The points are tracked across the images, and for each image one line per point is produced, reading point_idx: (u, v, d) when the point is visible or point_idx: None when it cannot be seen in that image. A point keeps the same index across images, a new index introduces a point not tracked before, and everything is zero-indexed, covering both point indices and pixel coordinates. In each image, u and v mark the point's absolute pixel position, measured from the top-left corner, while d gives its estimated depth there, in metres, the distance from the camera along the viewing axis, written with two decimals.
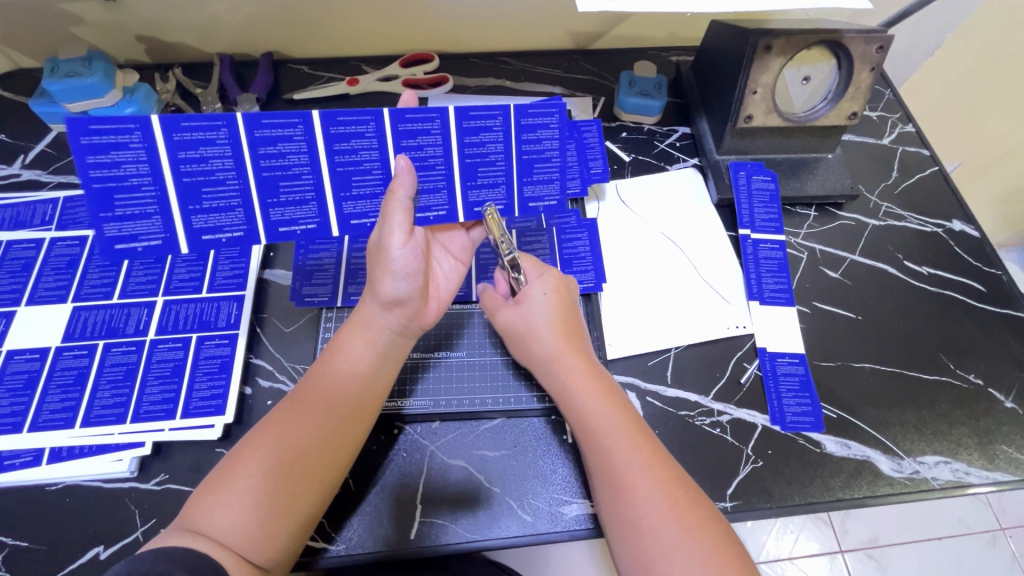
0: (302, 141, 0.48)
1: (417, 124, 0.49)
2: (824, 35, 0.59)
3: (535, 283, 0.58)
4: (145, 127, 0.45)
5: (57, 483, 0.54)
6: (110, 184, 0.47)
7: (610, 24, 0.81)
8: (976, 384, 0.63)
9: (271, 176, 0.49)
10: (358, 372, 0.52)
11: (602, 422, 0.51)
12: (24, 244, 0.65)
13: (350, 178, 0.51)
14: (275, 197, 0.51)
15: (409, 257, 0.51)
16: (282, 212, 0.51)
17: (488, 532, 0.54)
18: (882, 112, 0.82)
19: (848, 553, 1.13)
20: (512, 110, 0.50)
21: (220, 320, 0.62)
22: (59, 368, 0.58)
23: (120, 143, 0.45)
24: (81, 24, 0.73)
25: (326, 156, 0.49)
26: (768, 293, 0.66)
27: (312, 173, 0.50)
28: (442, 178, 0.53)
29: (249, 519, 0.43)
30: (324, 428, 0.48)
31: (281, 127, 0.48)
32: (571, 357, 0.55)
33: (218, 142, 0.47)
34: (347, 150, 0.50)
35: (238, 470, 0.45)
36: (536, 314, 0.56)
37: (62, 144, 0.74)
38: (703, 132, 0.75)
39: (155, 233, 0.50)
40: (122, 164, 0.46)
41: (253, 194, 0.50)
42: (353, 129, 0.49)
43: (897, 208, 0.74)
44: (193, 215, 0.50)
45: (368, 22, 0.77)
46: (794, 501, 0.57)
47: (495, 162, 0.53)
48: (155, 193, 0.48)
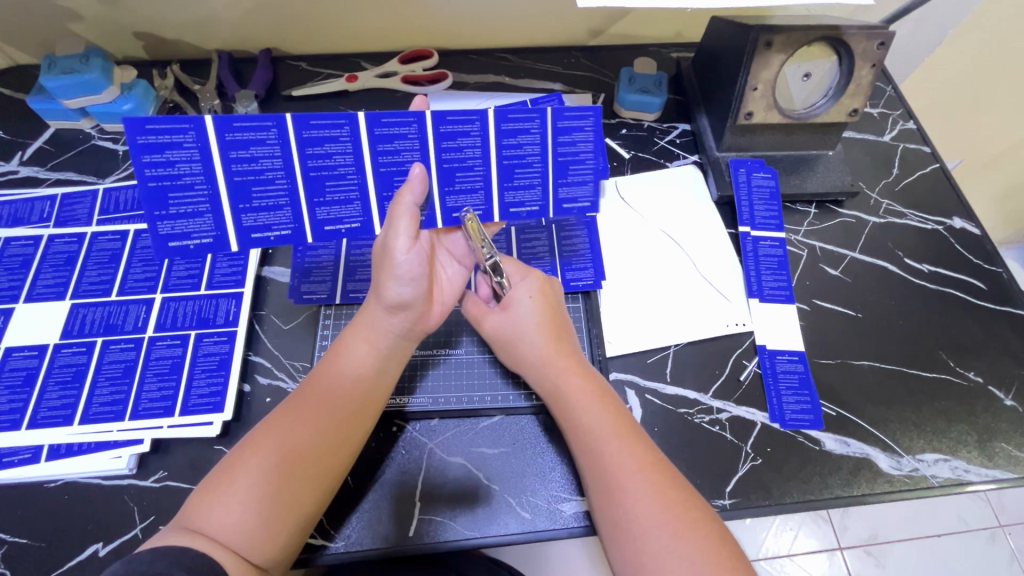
0: (348, 142, 0.49)
1: (457, 126, 0.51)
2: (825, 31, 0.59)
3: (518, 286, 0.57)
4: (200, 127, 0.46)
5: (56, 480, 0.54)
6: (166, 183, 0.48)
7: (610, 20, 0.81)
8: (976, 382, 0.63)
9: (317, 176, 0.50)
10: (361, 373, 0.52)
11: (595, 423, 0.50)
12: (22, 241, 0.65)
13: (392, 178, 0.52)
14: (321, 197, 0.51)
15: (415, 262, 0.50)
16: (328, 211, 0.52)
17: (486, 530, 0.54)
18: (883, 109, 0.81)
19: (847, 550, 1.13)
20: (550, 113, 0.51)
21: (219, 317, 0.61)
22: (57, 365, 0.58)
23: (175, 143, 0.46)
24: (79, 20, 0.73)
25: (370, 158, 0.51)
26: (768, 290, 0.66)
27: (357, 173, 0.51)
28: (479, 179, 0.54)
29: (248, 519, 0.43)
30: (327, 429, 0.48)
31: (328, 128, 0.48)
32: (562, 359, 0.54)
33: (268, 142, 0.48)
34: (390, 151, 0.51)
35: (237, 470, 0.45)
36: (523, 321, 0.56)
37: (60, 141, 0.73)
38: (703, 129, 0.74)
39: (205, 231, 0.51)
40: (177, 163, 0.47)
41: (300, 193, 0.51)
42: (396, 131, 0.50)
43: (898, 205, 0.74)
44: (243, 214, 0.51)
45: (367, 19, 0.77)
46: (793, 499, 0.57)
47: (531, 164, 0.54)
48: (207, 192, 0.49)
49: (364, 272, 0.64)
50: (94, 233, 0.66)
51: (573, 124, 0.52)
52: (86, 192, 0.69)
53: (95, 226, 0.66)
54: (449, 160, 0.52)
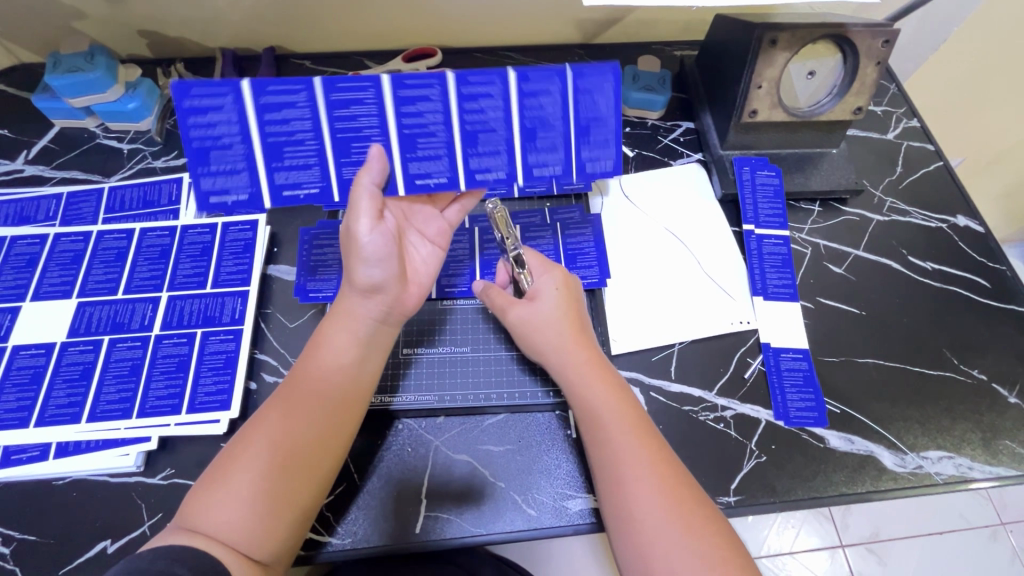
0: (373, 104, 0.51)
1: (417, 90, 0.50)
2: (829, 29, 0.59)
3: (542, 279, 0.59)
4: (237, 92, 0.48)
5: (64, 478, 0.54)
6: (207, 143, 0.50)
7: (614, 19, 0.81)
8: (980, 379, 0.63)
9: (345, 137, 0.52)
10: (342, 363, 0.52)
11: (610, 415, 0.51)
12: (28, 239, 0.65)
13: (415, 140, 0.53)
14: (348, 156, 0.52)
15: (379, 243, 0.50)
16: (353, 171, 0.53)
17: (492, 527, 0.55)
18: (887, 107, 0.81)
19: (848, 548, 1.13)
20: (511, 76, 0.51)
21: (224, 315, 0.62)
22: (64, 363, 0.58)
23: (215, 106, 0.49)
24: (83, 19, 0.73)
25: (394, 119, 0.51)
26: (772, 288, 0.66)
27: (383, 132, 0.52)
28: (442, 145, 0.53)
29: (244, 516, 0.44)
30: (308, 419, 0.48)
31: (353, 91, 0.50)
32: (579, 350, 0.55)
33: (299, 105, 0.50)
34: (413, 113, 0.51)
35: (231, 467, 0.45)
36: (548, 311, 0.57)
37: (65, 139, 0.74)
38: (707, 127, 0.74)
39: (242, 188, 0.52)
40: (217, 125, 0.49)
41: (329, 153, 0.52)
42: (419, 93, 0.51)
43: (901, 203, 0.74)
44: (276, 171, 0.52)
45: (371, 17, 0.77)
46: (797, 496, 0.57)
47: (496, 129, 0.53)
48: (244, 150, 0.51)
49: None
50: (99, 232, 0.66)
51: (592, 84, 0.52)
52: (92, 191, 0.69)
53: (101, 225, 0.67)
54: (471, 121, 0.52)
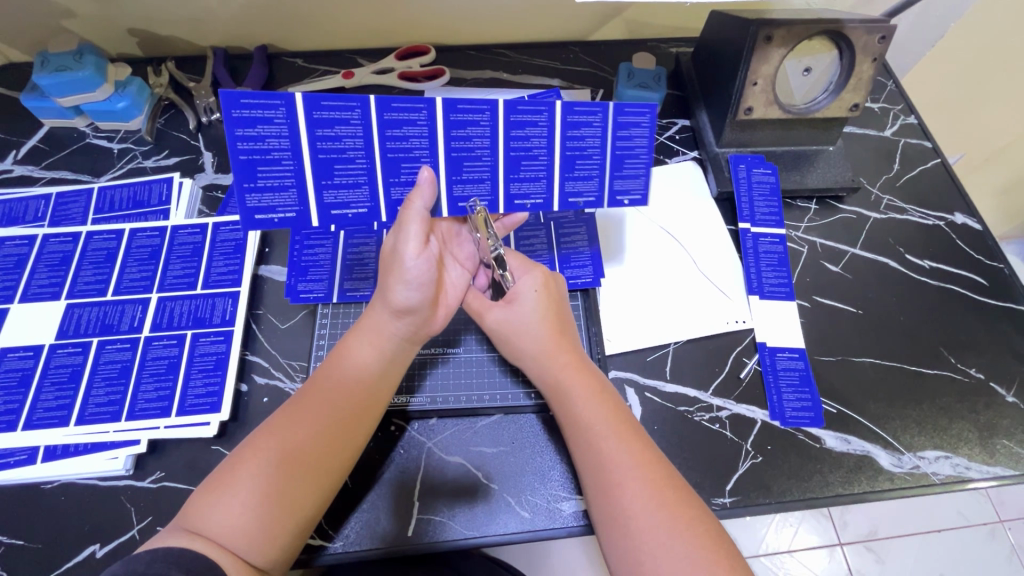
0: (425, 125, 0.50)
1: (467, 114, 0.50)
2: (825, 25, 0.58)
3: (522, 279, 0.57)
4: (290, 104, 0.46)
5: (52, 482, 0.54)
6: (255, 157, 0.48)
7: (609, 16, 0.80)
8: (977, 379, 0.62)
9: (395, 157, 0.51)
10: (367, 376, 0.51)
11: (594, 419, 0.50)
12: (17, 240, 0.64)
13: (461, 163, 0.52)
14: (397, 177, 0.52)
15: (423, 268, 0.51)
16: (401, 190, 0.53)
17: (486, 529, 0.54)
18: (884, 104, 0.81)
19: (847, 546, 1.13)
20: (558, 107, 0.51)
21: (215, 316, 0.61)
22: (53, 365, 0.58)
23: (266, 118, 0.47)
24: (72, 17, 0.72)
25: (443, 141, 0.51)
26: (768, 287, 0.66)
27: (434, 152, 0.51)
28: (486, 169, 0.53)
29: (248, 521, 0.43)
30: (334, 433, 0.48)
31: (406, 112, 0.49)
32: (561, 354, 0.54)
33: (352, 122, 0.48)
34: (462, 137, 0.51)
35: (240, 470, 0.45)
36: (526, 315, 0.55)
37: (54, 139, 0.73)
38: (703, 125, 0.73)
39: (289, 206, 0.51)
40: (267, 138, 0.47)
41: (378, 173, 0.51)
42: (469, 118, 0.50)
43: (898, 201, 0.73)
44: (325, 190, 0.51)
45: (362, 15, 0.76)
46: (793, 497, 0.56)
47: (537, 156, 0.53)
48: (293, 167, 0.49)
49: (361, 271, 0.63)
50: (89, 232, 0.65)
51: (633, 117, 0.52)
52: (81, 191, 0.68)
53: (90, 226, 0.66)
54: (516, 148, 0.52)
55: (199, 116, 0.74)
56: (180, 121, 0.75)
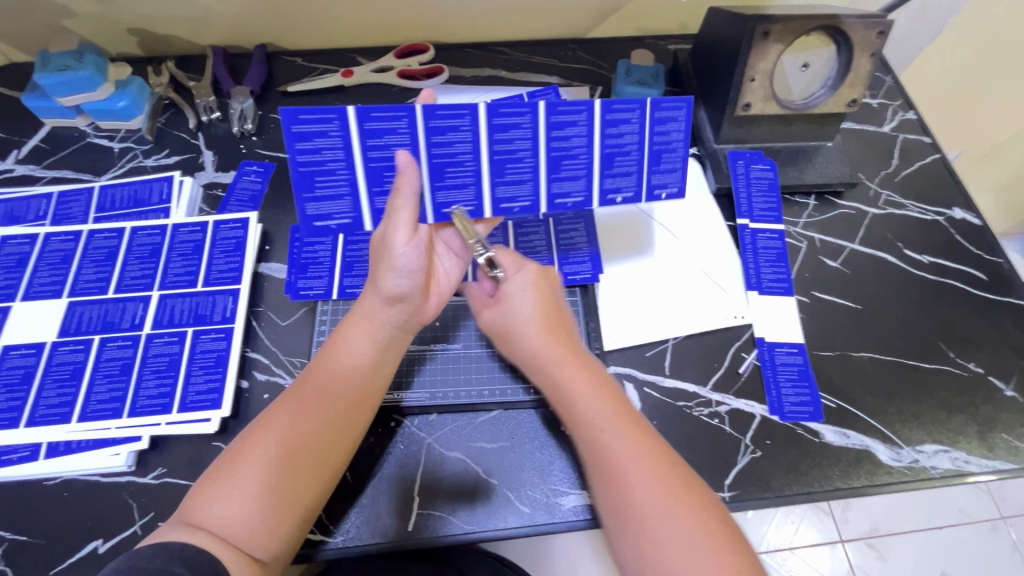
0: (469, 131, 0.52)
1: (509, 118, 0.52)
2: (822, 20, 0.58)
3: (513, 279, 0.56)
4: (343, 117, 0.49)
5: (54, 478, 0.54)
6: (313, 168, 0.51)
7: (607, 12, 0.80)
8: (977, 373, 0.62)
9: (440, 162, 0.53)
10: (359, 365, 0.51)
11: (593, 409, 0.50)
12: (19, 239, 0.65)
13: (503, 166, 0.54)
14: (442, 181, 0.54)
15: (413, 255, 0.50)
16: (447, 194, 0.55)
17: (485, 524, 0.54)
18: (883, 99, 0.81)
19: (848, 543, 1.13)
20: (597, 106, 0.53)
21: (216, 313, 0.61)
22: (55, 363, 0.58)
23: (322, 132, 0.50)
24: (73, 17, 0.72)
25: (486, 145, 0.53)
26: (767, 283, 0.66)
27: (479, 158, 0.53)
28: (528, 170, 0.55)
29: (249, 513, 0.43)
30: (322, 421, 0.48)
31: (451, 118, 0.51)
32: (558, 349, 0.54)
33: (400, 131, 0.51)
34: (504, 140, 0.53)
35: (237, 463, 0.45)
36: (517, 313, 0.55)
37: (56, 139, 0.73)
38: (700, 121, 0.74)
39: (345, 212, 0.54)
40: (323, 150, 0.50)
41: (424, 178, 0.54)
42: (511, 121, 0.52)
43: (897, 196, 0.73)
44: (377, 196, 0.53)
45: (361, 13, 0.76)
46: (792, 491, 0.56)
47: (578, 155, 0.55)
48: (348, 176, 0.52)
49: (362, 267, 0.64)
50: (90, 231, 0.65)
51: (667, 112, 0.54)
52: (82, 190, 0.68)
53: (91, 225, 0.66)
54: (556, 148, 0.54)
55: (199, 115, 0.74)
56: (180, 120, 0.75)
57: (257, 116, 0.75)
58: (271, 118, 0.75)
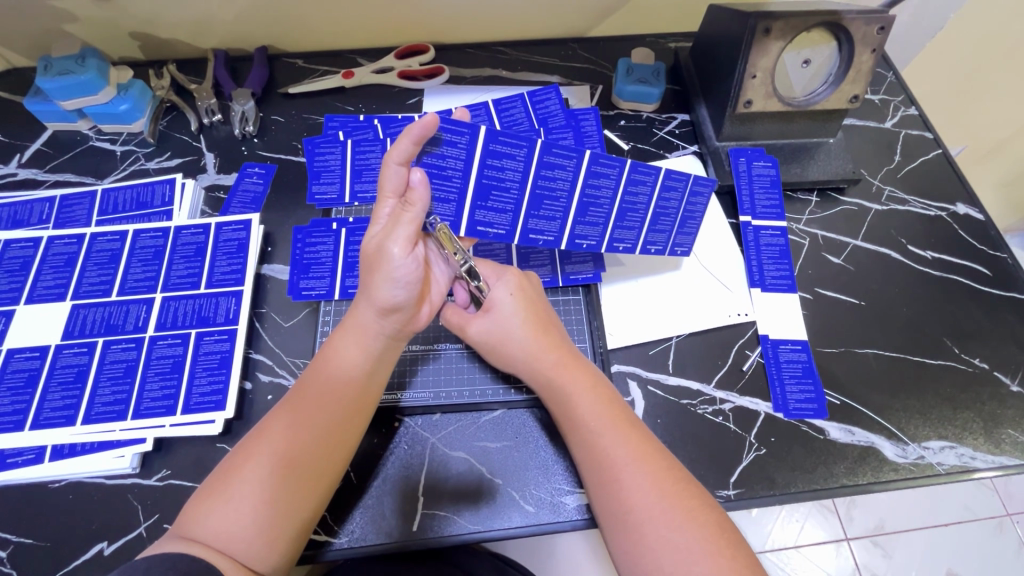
0: (571, 170, 0.55)
1: (604, 167, 0.56)
2: (823, 17, 0.58)
3: (496, 287, 0.57)
4: (474, 133, 0.50)
5: (60, 480, 0.54)
6: (432, 172, 0.51)
7: (607, 11, 0.80)
8: (982, 368, 0.62)
9: (540, 194, 0.56)
10: (354, 375, 0.50)
11: (588, 407, 0.51)
12: (22, 243, 0.65)
13: (586, 208, 0.58)
14: (536, 210, 0.57)
15: (411, 268, 0.49)
16: (536, 223, 0.58)
17: (490, 524, 0.54)
18: (884, 96, 0.81)
19: (854, 541, 1.13)
20: (661, 172, 0.57)
21: (219, 315, 0.61)
22: (59, 366, 0.58)
23: (451, 142, 0.50)
24: (74, 21, 0.72)
25: (579, 186, 0.57)
26: (770, 280, 0.66)
27: (570, 196, 0.57)
28: (603, 215, 0.59)
29: (247, 527, 0.43)
30: (318, 434, 0.47)
31: (561, 158, 0.54)
32: (549, 353, 0.54)
33: (517, 157, 0.53)
34: (595, 186, 0.57)
35: (237, 477, 0.44)
36: (509, 320, 0.55)
37: (58, 143, 0.74)
38: (702, 119, 0.74)
39: (446, 216, 0.55)
40: (448, 159, 0.51)
41: (522, 204, 0.56)
42: (604, 171, 0.56)
43: (900, 192, 0.73)
44: (478, 209, 0.55)
45: (361, 15, 0.77)
46: (797, 488, 0.56)
47: (639, 210, 0.59)
48: (459, 185, 0.53)
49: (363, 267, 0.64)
50: (93, 234, 0.66)
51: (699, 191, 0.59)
52: (85, 193, 0.68)
53: (94, 227, 0.66)
54: (625, 202, 0.58)
55: (200, 118, 0.74)
56: (182, 123, 0.75)
57: (258, 118, 0.75)
58: (273, 120, 0.76)
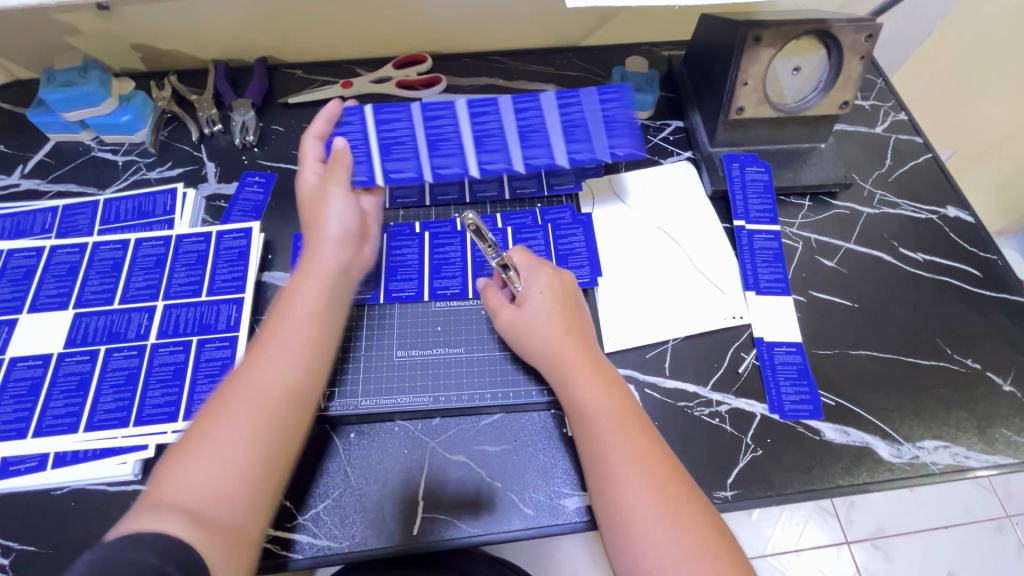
0: (543, 100, 0.61)
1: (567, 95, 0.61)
2: (813, 24, 0.60)
3: (530, 283, 0.59)
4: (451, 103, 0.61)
5: (63, 487, 0.55)
6: (432, 139, 0.62)
7: (601, 20, 0.82)
8: (974, 368, 0.63)
9: (524, 129, 0.61)
10: (309, 321, 0.52)
11: (600, 407, 0.51)
12: (25, 253, 0.66)
13: (573, 130, 0.61)
14: (529, 143, 0.61)
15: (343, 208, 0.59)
16: (532, 152, 0.62)
17: (490, 527, 0.54)
18: (874, 101, 0.82)
19: (854, 544, 1.13)
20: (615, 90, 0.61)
21: (220, 322, 0.62)
22: (61, 374, 0.59)
23: (434, 112, 0.61)
24: (77, 34, 0.74)
25: (556, 112, 0.61)
26: (764, 283, 0.67)
27: (552, 124, 0.61)
28: (588, 128, 0.61)
29: (218, 482, 0.42)
30: (279, 374, 0.48)
31: (529, 99, 0.61)
32: (573, 351, 0.54)
33: (491, 102, 0.61)
34: (568, 108, 0.61)
35: (203, 436, 0.44)
36: (534, 315, 0.57)
37: (61, 153, 0.74)
38: (696, 125, 0.75)
39: (454, 168, 0.62)
40: (441, 124, 0.61)
41: (513, 141, 0.62)
42: (570, 95, 0.61)
43: (891, 196, 0.74)
44: (479, 156, 0.62)
45: (360, 26, 0.78)
46: (794, 489, 0.57)
47: (612, 124, 0.61)
48: (454, 141, 0.62)
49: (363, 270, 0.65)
50: (95, 243, 0.66)
51: (609, 97, 0.61)
52: (87, 203, 0.69)
53: (96, 237, 0.67)
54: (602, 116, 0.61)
55: (201, 128, 0.75)
56: (183, 133, 0.76)
57: (259, 128, 0.76)
58: (273, 130, 0.77)
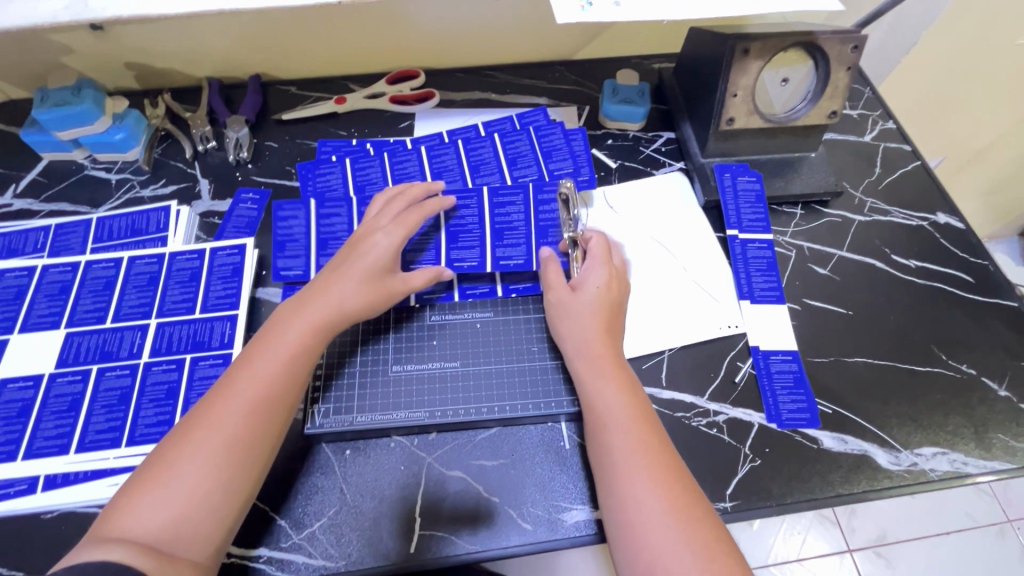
0: (525, 136, 0.74)
1: (546, 132, 0.75)
2: (799, 36, 0.61)
3: (591, 273, 0.61)
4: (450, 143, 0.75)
5: (53, 511, 0.54)
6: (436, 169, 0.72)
7: (591, 35, 0.83)
8: (969, 374, 0.63)
9: (512, 156, 0.73)
10: (285, 351, 0.51)
11: (618, 411, 0.52)
12: (17, 272, 0.65)
13: (551, 155, 0.73)
14: (516, 166, 0.72)
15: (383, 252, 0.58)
16: (520, 173, 0.72)
17: (490, 543, 0.54)
18: (862, 110, 0.83)
19: (857, 552, 1.12)
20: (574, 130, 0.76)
21: (214, 340, 0.61)
22: (53, 395, 0.58)
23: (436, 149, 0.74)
24: (71, 54, 0.74)
25: (537, 142, 0.74)
26: (758, 291, 0.67)
27: (535, 150, 0.73)
28: (565, 153, 0.73)
29: (171, 516, 0.43)
30: (244, 407, 0.47)
31: (513, 136, 0.75)
32: (600, 349, 0.56)
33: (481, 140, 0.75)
34: (545, 140, 0.74)
35: (168, 467, 0.44)
36: (583, 303, 0.59)
37: (54, 172, 0.74)
38: (687, 137, 0.76)
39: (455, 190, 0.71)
40: (442, 156, 0.73)
41: (503, 165, 0.72)
42: (547, 131, 0.75)
43: (881, 203, 0.75)
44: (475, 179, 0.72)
45: (353, 43, 0.79)
46: (794, 499, 0.56)
47: (577, 154, 0.73)
48: (454, 168, 0.73)
49: None
50: (88, 261, 0.66)
51: (574, 137, 0.75)
52: (80, 222, 0.69)
53: (89, 255, 0.67)
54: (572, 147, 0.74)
55: (195, 145, 0.76)
56: (177, 150, 0.76)
57: (252, 145, 0.76)
58: (267, 146, 0.77)
